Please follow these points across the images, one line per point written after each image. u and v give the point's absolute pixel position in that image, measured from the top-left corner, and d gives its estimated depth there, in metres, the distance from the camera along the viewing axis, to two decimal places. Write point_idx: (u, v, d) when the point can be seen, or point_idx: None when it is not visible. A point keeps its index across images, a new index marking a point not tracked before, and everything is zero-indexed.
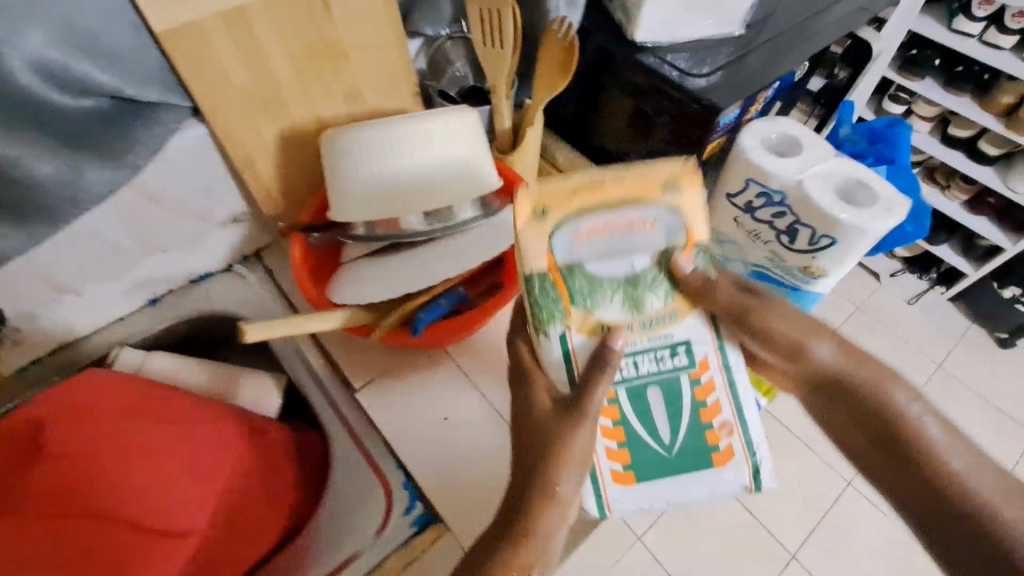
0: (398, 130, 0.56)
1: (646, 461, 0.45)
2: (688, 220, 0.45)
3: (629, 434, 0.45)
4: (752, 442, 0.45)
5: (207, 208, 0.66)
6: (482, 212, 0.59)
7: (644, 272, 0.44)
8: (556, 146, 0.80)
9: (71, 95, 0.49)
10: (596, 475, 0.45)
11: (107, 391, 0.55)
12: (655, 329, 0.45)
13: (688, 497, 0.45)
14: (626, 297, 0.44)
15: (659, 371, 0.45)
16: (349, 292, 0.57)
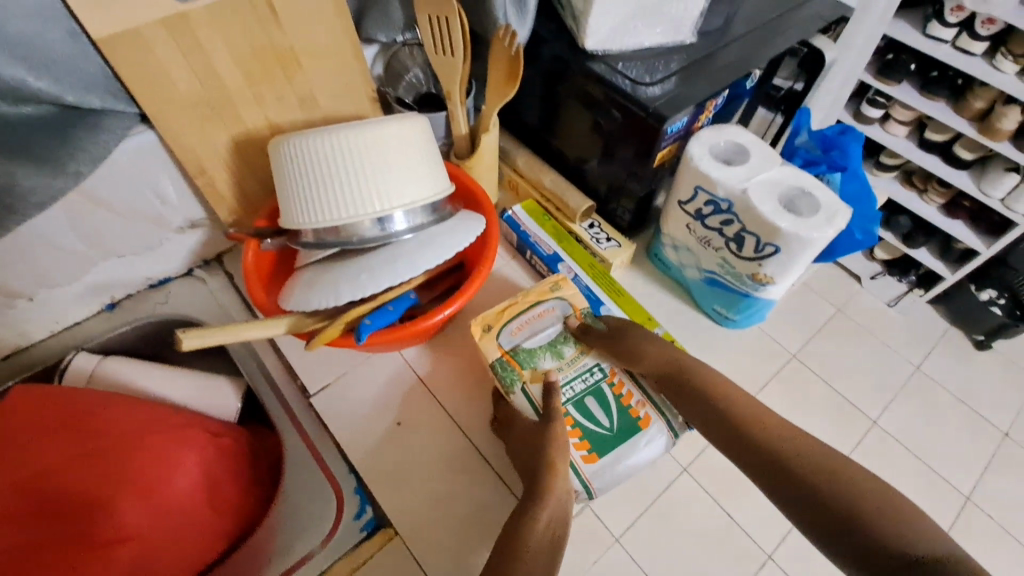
0: (344, 135, 0.57)
1: (599, 442, 0.57)
2: (574, 299, 0.66)
3: (584, 430, 0.57)
4: (662, 408, 0.60)
5: (163, 213, 0.66)
6: (432, 217, 0.61)
7: (557, 335, 0.64)
8: (516, 150, 0.81)
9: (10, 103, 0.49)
10: (574, 467, 0.55)
11: (27, 411, 0.52)
12: (577, 363, 0.62)
13: (637, 463, 0.57)
14: (553, 353, 0.62)
15: (587, 385, 0.61)
16: (295, 299, 0.56)
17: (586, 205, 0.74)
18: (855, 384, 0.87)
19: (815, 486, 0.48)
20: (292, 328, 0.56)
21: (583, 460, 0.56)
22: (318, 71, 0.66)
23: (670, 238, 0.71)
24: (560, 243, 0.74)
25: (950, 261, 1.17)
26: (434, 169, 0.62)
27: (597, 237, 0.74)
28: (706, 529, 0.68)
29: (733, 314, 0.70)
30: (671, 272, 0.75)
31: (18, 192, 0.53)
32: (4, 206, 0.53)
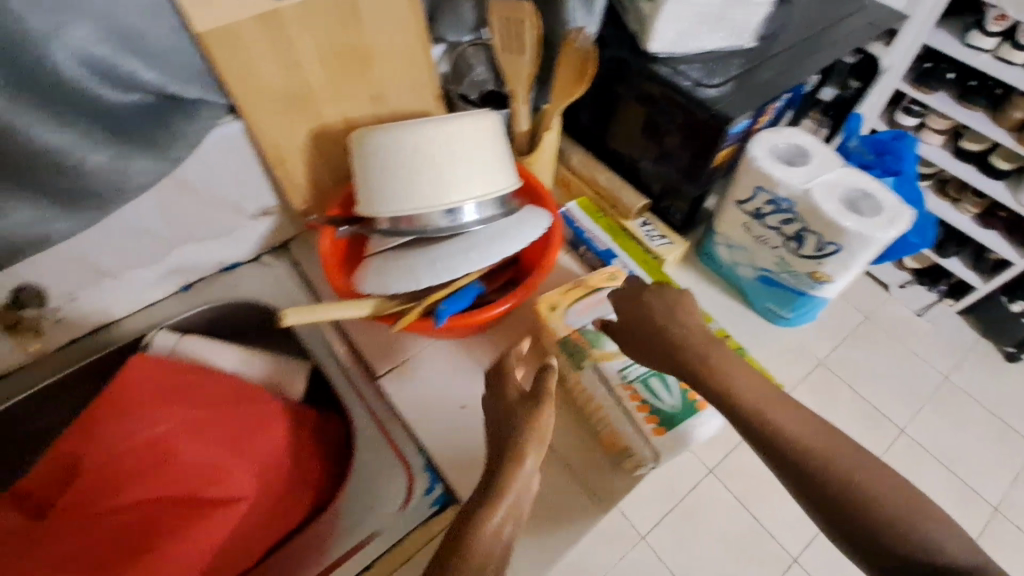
0: (421, 131, 0.59)
1: (666, 417, 0.58)
2: None
3: (651, 406, 0.59)
4: None
5: (241, 200, 0.69)
6: (501, 209, 0.64)
7: None
8: (571, 149, 0.83)
9: (117, 91, 0.52)
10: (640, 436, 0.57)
11: (154, 377, 0.58)
12: None
13: (701, 440, 0.58)
14: None
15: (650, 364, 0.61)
16: (373, 282, 0.59)
17: (641, 204, 0.76)
18: None
19: (848, 499, 0.43)
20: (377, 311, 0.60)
21: (652, 432, 0.57)
22: (392, 68, 0.68)
23: (722, 236, 0.73)
24: (614, 239, 0.76)
25: (983, 271, 1.19)
26: (505, 163, 0.64)
27: (649, 234, 0.77)
28: (735, 532, 1.08)
29: (786, 311, 0.72)
30: (721, 271, 0.77)
31: (124, 176, 0.57)
32: (106, 186, 0.56)
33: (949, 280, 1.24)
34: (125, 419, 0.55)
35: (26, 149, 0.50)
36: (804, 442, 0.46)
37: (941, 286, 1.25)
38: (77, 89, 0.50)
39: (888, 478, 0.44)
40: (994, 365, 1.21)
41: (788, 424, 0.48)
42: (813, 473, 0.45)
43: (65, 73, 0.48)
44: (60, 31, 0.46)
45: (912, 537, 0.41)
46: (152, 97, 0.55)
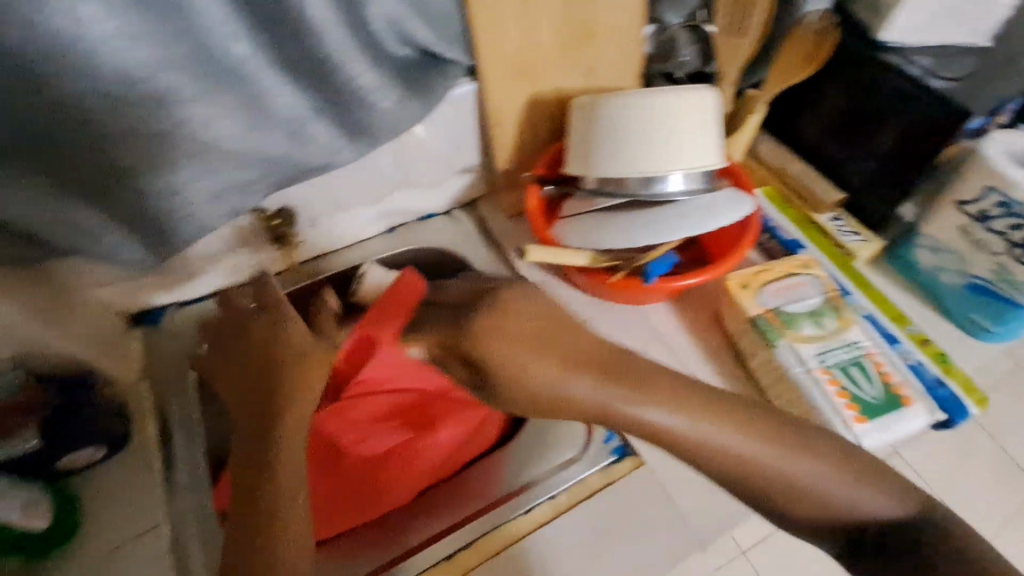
0: (646, 102, 0.62)
1: (869, 406, 0.58)
2: (827, 281, 0.67)
3: (852, 394, 0.59)
4: (919, 390, 0.61)
5: (453, 155, 0.76)
6: (706, 185, 0.65)
7: (819, 306, 0.65)
8: (760, 139, 0.83)
9: (396, 43, 0.54)
10: (842, 420, 0.57)
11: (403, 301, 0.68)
12: (835, 335, 0.62)
13: (899, 436, 0.59)
14: (814, 322, 0.63)
15: (849, 354, 0.61)
16: (588, 236, 0.65)
17: (838, 197, 0.75)
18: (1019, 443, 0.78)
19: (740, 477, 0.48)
20: (591, 263, 0.68)
21: (855, 419, 0.57)
22: (610, 45, 0.71)
23: (928, 239, 0.70)
24: (802, 231, 0.75)
25: None
26: (717, 140, 0.65)
27: (841, 229, 0.75)
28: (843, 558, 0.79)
29: (995, 325, 0.69)
30: (916, 275, 0.74)
31: (401, 117, 0.58)
32: None
33: None
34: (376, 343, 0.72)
35: (338, 80, 0.51)
36: (679, 431, 0.49)
37: None
38: (376, 38, 0.51)
39: (804, 468, 0.47)
40: None
41: (540, 376, 0.52)
42: (763, 486, 0.48)
43: None
44: None
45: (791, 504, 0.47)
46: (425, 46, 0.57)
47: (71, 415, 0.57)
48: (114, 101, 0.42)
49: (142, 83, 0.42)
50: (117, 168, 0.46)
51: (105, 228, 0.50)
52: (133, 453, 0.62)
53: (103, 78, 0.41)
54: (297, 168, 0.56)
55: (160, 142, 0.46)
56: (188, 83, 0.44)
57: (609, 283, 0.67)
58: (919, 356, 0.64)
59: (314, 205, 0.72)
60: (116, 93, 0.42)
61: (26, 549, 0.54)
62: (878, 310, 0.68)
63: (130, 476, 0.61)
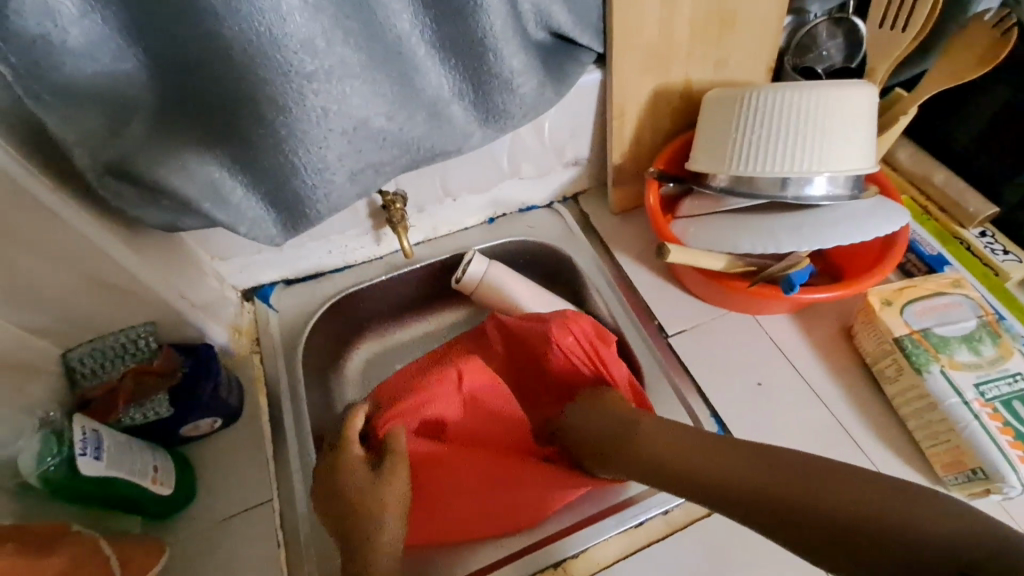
0: (794, 98, 0.58)
1: None
2: (985, 304, 0.60)
3: (1019, 431, 0.52)
4: None
5: (565, 146, 0.73)
6: (851, 191, 0.60)
7: (975, 330, 0.58)
8: (897, 144, 0.76)
9: (536, 27, 0.52)
10: (1005, 457, 0.51)
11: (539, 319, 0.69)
12: (995, 364, 0.56)
13: None
14: (970, 347, 0.57)
15: (1013, 387, 0.55)
16: (721, 240, 0.60)
17: (992, 212, 0.68)
18: None
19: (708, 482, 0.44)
20: (727, 268, 0.63)
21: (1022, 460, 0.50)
22: (748, 35, 0.66)
23: None
24: (945, 246, 0.68)
25: None
26: (869, 142, 0.60)
27: (991, 248, 0.68)
28: None
29: None
30: None
31: (537, 103, 0.57)
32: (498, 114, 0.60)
33: None
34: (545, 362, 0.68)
35: (485, 61, 0.50)
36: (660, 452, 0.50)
37: None
38: (523, 20, 0.50)
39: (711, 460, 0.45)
40: None
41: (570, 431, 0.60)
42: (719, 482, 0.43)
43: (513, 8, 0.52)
44: None
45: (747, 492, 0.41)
46: (563, 33, 0.56)
47: (192, 385, 0.57)
48: (283, 75, 0.41)
49: (316, 56, 0.42)
50: (274, 143, 0.45)
51: (247, 202, 0.50)
52: (245, 426, 0.62)
53: (282, 48, 0.40)
54: (429, 152, 0.55)
55: (318, 120, 0.45)
56: (352, 59, 0.44)
57: (751, 290, 0.62)
58: None
59: (426, 191, 0.71)
60: (290, 66, 0.41)
61: (149, 513, 0.54)
62: None
63: (243, 449, 0.61)
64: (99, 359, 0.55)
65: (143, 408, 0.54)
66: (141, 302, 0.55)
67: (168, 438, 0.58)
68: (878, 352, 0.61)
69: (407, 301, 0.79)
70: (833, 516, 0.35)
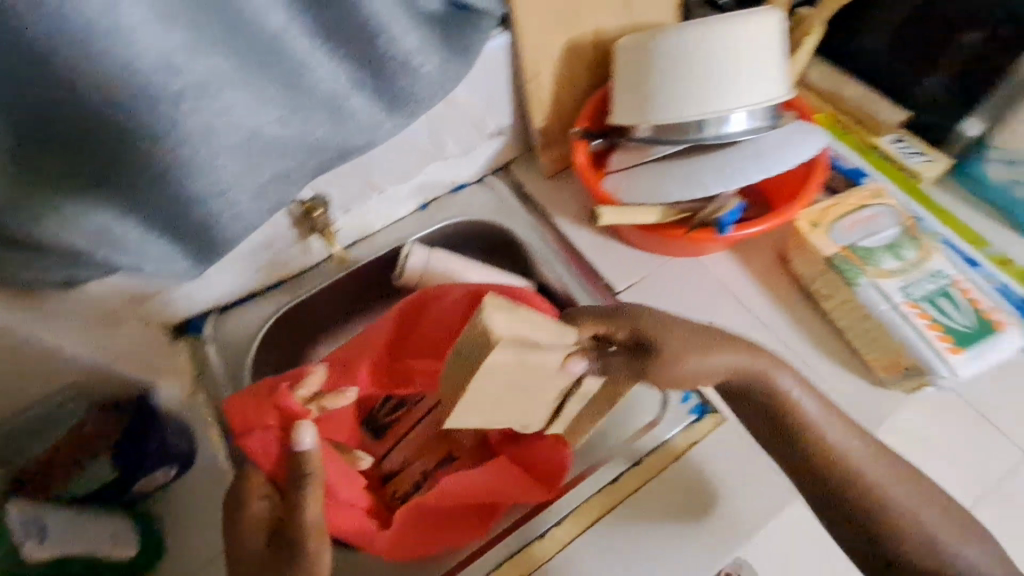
0: (700, 35, 0.57)
1: (965, 335, 0.55)
2: (902, 210, 0.63)
3: (945, 326, 0.55)
4: (1010, 312, 0.57)
5: (484, 117, 0.71)
6: (769, 122, 0.60)
7: (896, 238, 0.61)
8: (809, 64, 0.77)
9: None
10: (934, 351, 0.54)
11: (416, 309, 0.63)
12: (916, 266, 0.59)
13: (997, 364, 0.56)
14: (894, 255, 0.60)
15: (935, 285, 0.58)
16: (654, 191, 0.60)
17: (900, 118, 0.70)
18: None
19: (824, 449, 0.47)
20: (661, 219, 0.63)
21: (948, 350, 0.54)
22: None
23: (1001, 151, 0.66)
24: (862, 158, 0.71)
25: None
26: (780, 70, 0.60)
27: (904, 151, 0.70)
28: None
29: None
30: (989, 194, 0.69)
31: (444, 81, 0.54)
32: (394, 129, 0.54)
33: None
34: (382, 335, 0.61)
35: (377, 45, 0.47)
36: (802, 409, 0.49)
37: None
38: None
39: (831, 419, 0.49)
40: None
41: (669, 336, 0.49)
42: (834, 461, 0.47)
43: None
44: None
45: (862, 496, 0.46)
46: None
47: (133, 441, 0.56)
48: (150, 99, 0.37)
49: (182, 72, 0.38)
50: (161, 173, 0.41)
51: (147, 240, 0.46)
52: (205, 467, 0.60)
53: (140, 71, 0.36)
54: (338, 150, 0.52)
55: (203, 140, 0.41)
56: (225, 68, 0.40)
57: (689, 235, 0.63)
58: (1003, 276, 0.61)
59: (347, 189, 0.67)
60: (154, 87, 0.37)
61: None
62: (952, 232, 0.64)
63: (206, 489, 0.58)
64: (29, 433, 0.54)
65: (89, 474, 0.53)
66: (42, 361, 0.51)
67: (123, 498, 0.55)
68: (813, 276, 0.63)
69: (353, 303, 0.76)
70: (917, 530, 0.45)
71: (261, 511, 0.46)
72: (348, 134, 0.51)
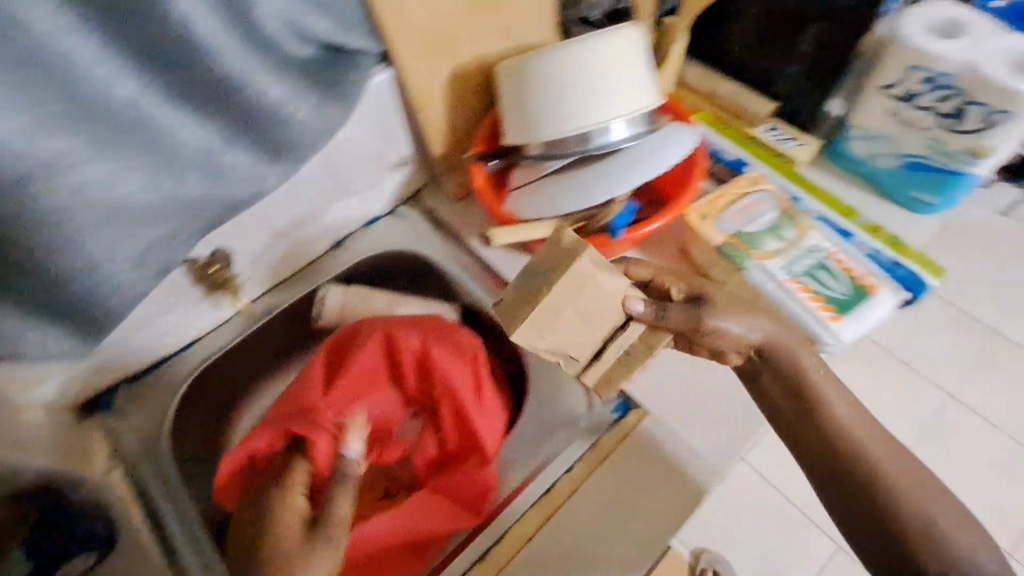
0: (568, 55, 0.60)
1: (842, 302, 0.60)
2: (779, 194, 0.68)
3: (825, 296, 0.60)
4: (881, 275, 0.62)
5: (384, 151, 0.71)
6: (647, 127, 0.64)
7: (776, 221, 0.66)
8: (685, 66, 0.82)
9: (294, 41, 0.49)
10: (818, 322, 0.59)
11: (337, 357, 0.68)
12: (795, 244, 0.64)
13: (877, 324, 0.61)
14: (775, 237, 0.65)
15: (813, 260, 0.63)
16: (545, 206, 0.63)
17: (769, 108, 0.76)
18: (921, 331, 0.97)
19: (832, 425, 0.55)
20: (556, 231, 0.66)
21: (829, 318, 0.59)
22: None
23: (858, 129, 0.72)
24: (742, 149, 0.76)
25: None
26: (649, 78, 0.64)
27: (778, 138, 0.76)
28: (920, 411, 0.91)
29: (937, 197, 0.70)
30: (858, 166, 0.75)
31: (324, 126, 0.55)
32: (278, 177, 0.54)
33: None
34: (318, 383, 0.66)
35: (245, 101, 0.47)
36: (813, 386, 0.56)
37: None
38: (274, 42, 0.47)
39: (835, 397, 0.56)
40: None
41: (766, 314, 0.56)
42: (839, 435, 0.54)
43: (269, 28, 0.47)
44: None
45: (866, 467, 0.52)
46: (331, 43, 0.53)
47: (52, 531, 0.57)
48: None
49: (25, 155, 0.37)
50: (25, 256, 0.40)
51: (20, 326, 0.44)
52: None
53: None
54: (222, 206, 0.51)
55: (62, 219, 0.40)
56: (75, 144, 0.40)
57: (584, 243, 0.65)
58: (874, 243, 0.66)
59: (248, 240, 0.66)
60: None
61: None
62: (826, 208, 0.70)
63: None
64: None
65: (0, 571, 0.54)
66: None
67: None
68: (706, 262, 0.65)
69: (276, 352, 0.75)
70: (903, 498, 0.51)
71: (300, 504, 0.51)
72: (228, 189, 0.51)
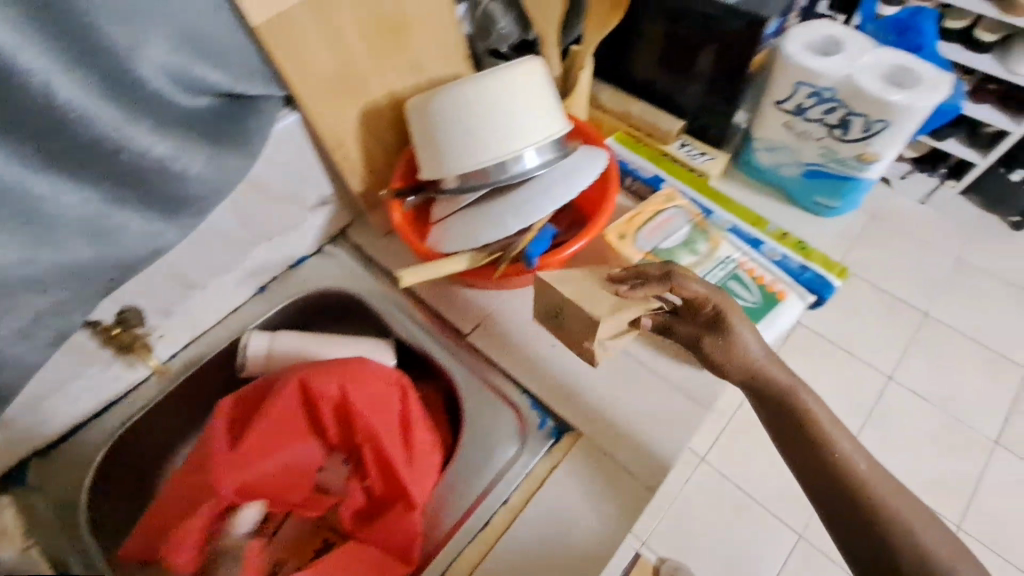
0: (469, 91, 0.61)
1: (753, 309, 0.63)
2: (691, 209, 0.71)
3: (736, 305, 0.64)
4: (788, 282, 0.66)
5: (302, 192, 0.71)
6: (556, 152, 0.66)
7: (689, 235, 0.69)
8: (599, 88, 0.84)
9: (181, 96, 0.48)
10: None
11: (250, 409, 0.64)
12: (708, 257, 0.67)
13: (785, 328, 0.64)
14: (688, 251, 0.67)
15: (726, 271, 0.66)
16: (459, 239, 0.64)
17: (678, 126, 0.79)
18: (848, 323, 1.02)
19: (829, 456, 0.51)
20: (471, 264, 0.66)
21: None
22: (426, 35, 0.68)
23: (761, 141, 0.75)
24: (658, 165, 0.78)
25: (980, 147, 1.12)
26: (554, 107, 0.66)
27: (689, 154, 0.79)
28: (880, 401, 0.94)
29: (836, 201, 0.76)
30: (764, 175, 0.79)
31: (224, 177, 0.54)
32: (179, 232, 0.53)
33: (948, 162, 1.16)
34: (224, 444, 0.61)
35: (128, 161, 0.46)
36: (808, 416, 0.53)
37: (940, 171, 1.17)
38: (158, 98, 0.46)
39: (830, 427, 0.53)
40: (1002, 239, 1.13)
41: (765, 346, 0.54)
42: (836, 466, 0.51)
43: (151, 85, 0.46)
44: (137, 41, 0.44)
45: (862, 497, 0.49)
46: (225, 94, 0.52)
47: None
48: None
49: None
50: None
51: None
52: None
53: None
54: (118, 267, 0.50)
55: None
56: None
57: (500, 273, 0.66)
58: (781, 250, 0.70)
59: (161, 295, 0.64)
60: None
61: None
62: (737, 219, 0.73)
63: None
64: None
65: None
66: None
67: None
68: None
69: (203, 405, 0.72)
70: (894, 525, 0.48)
71: None
72: (124, 250, 0.49)
